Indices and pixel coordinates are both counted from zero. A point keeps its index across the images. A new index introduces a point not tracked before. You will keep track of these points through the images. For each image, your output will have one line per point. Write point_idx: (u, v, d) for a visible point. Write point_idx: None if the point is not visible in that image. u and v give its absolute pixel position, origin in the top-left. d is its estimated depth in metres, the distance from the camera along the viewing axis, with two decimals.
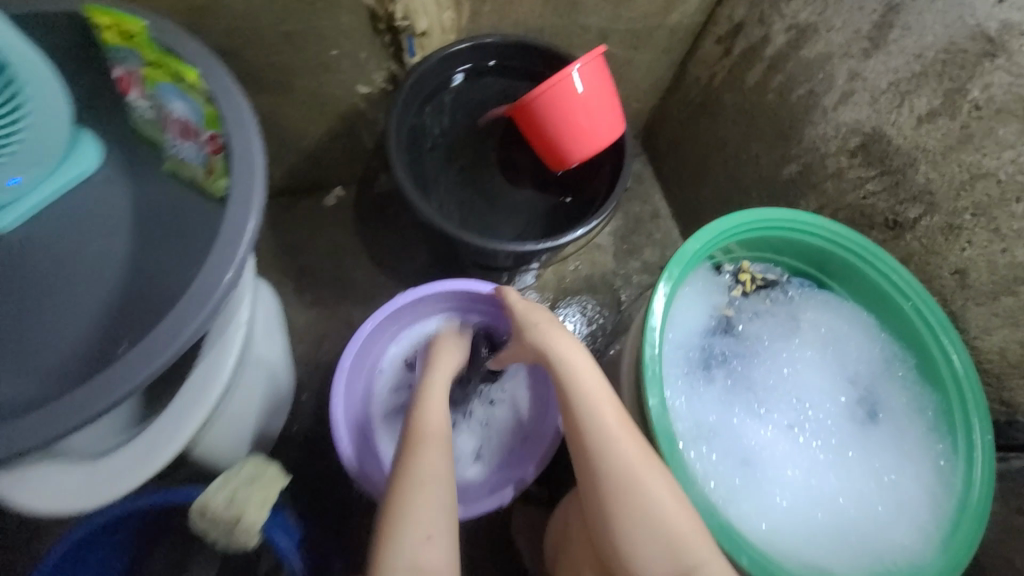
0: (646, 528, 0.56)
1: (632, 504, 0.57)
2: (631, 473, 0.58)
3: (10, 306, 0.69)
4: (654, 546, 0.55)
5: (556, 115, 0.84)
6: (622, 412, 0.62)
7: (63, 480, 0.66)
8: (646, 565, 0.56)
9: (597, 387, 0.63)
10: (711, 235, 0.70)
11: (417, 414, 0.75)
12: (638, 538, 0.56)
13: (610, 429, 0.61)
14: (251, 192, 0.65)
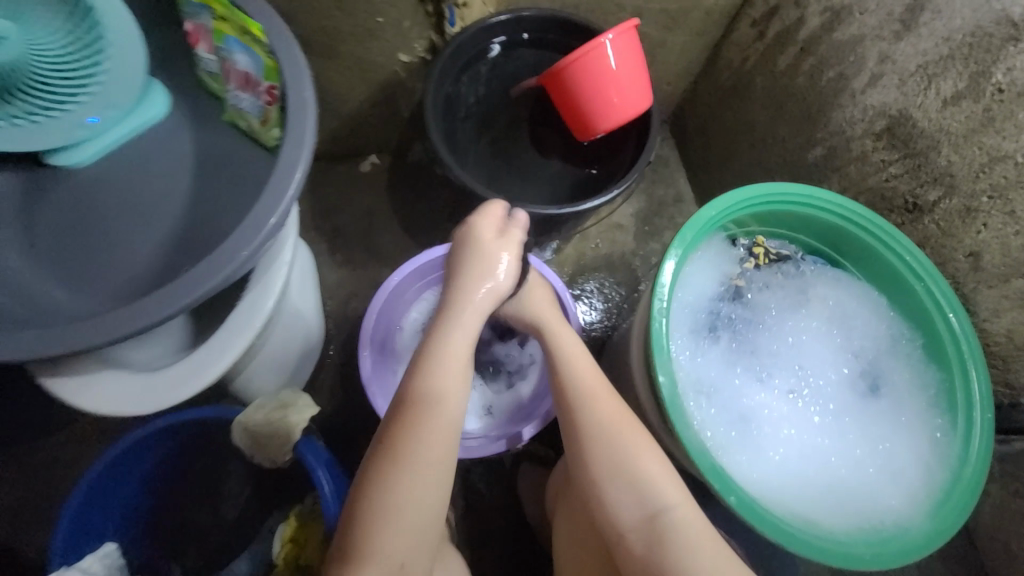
0: (623, 477, 0.64)
1: (617, 460, 0.64)
2: (607, 429, 0.66)
3: (85, 232, 0.78)
4: (625, 493, 0.63)
5: (588, 86, 0.88)
6: (610, 391, 0.70)
7: (119, 391, 0.74)
8: (626, 517, 0.63)
9: (587, 372, 0.70)
10: (727, 204, 0.73)
11: (421, 394, 0.63)
12: (613, 485, 0.64)
13: (590, 390, 0.69)
14: (302, 141, 0.71)
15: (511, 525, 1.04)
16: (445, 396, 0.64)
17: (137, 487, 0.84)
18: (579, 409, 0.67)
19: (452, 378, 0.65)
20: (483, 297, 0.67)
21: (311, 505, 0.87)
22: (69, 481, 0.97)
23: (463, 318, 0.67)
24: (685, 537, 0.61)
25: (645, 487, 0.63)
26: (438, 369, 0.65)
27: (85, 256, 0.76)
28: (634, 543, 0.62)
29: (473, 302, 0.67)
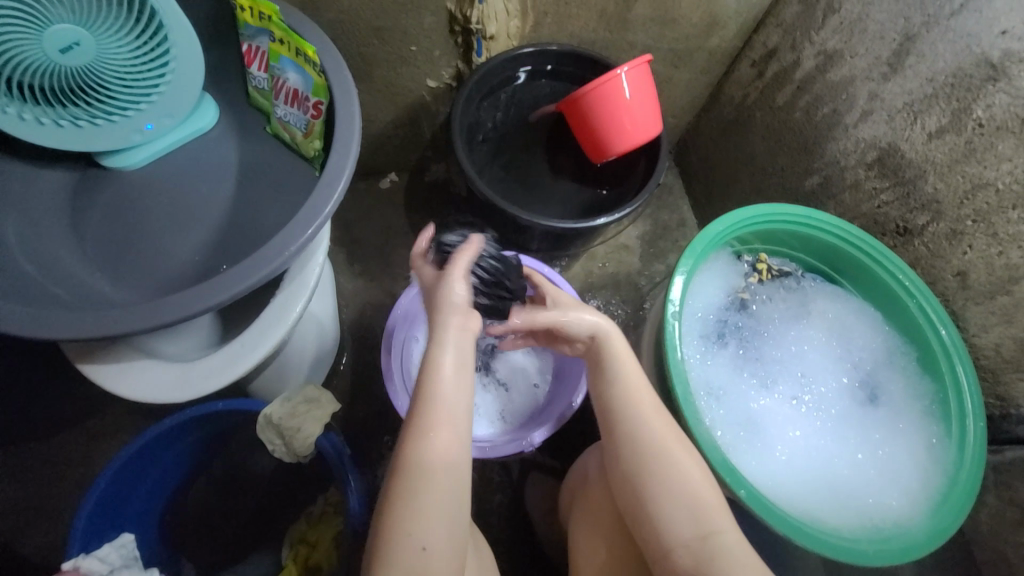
0: (675, 498, 0.62)
1: (659, 468, 0.63)
2: (660, 447, 0.64)
3: (131, 225, 0.82)
4: (679, 512, 0.61)
5: (604, 112, 0.96)
6: (657, 403, 0.68)
7: (154, 376, 0.77)
8: (668, 523, 0.61)
9: (637, 382, 0.68)
10: (732, 221, 0.79)
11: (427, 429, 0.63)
12: (667, 505, 0.62)
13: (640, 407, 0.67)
14: (346, 156, 0.77)
15: (519, 536, 1.05)
16: (441, 437, 0.63)
17: (158, 478, 0.85)
18: (640, 433, 0.65)
19: (445, 416, 0.64)
20: (453, 322, 0.65)
21: (321, 509, 0.89)
22: (84, 478, 0.98)
23: (444, 352, 0.65)
24: (737, 562, 0.58)
25: (694, 506, 0.62)
26: (429, 407, 0.64)
27: (129, 249, 0.81)
28: (683, 563, 0.60)
29: (449, 333, 0.65)
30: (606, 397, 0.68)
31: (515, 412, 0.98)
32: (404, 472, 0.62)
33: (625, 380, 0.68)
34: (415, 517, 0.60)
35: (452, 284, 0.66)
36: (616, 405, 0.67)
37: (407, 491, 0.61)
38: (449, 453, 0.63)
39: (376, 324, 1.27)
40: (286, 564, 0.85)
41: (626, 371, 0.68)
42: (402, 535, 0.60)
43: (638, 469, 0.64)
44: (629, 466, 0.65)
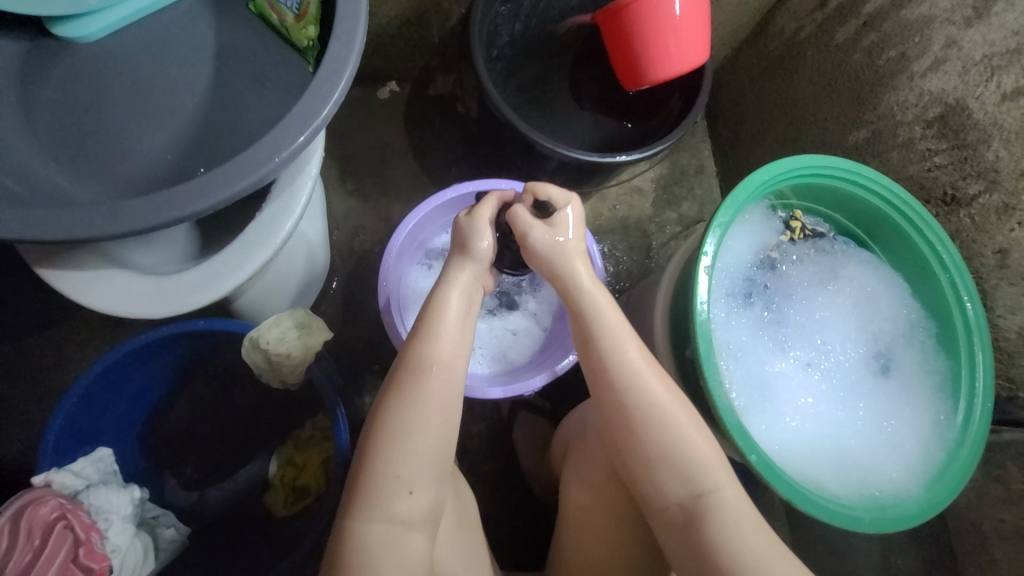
0: (672, 460, 0.60)
1: (655, 426, 0.60)
2: (659, 404, 0.61)
3: (86, 108, 0.70)
4: (672, 470, 0.60)
5: (644, 30, 0.84)
6: (645, 349, 0.64)
7: (127, 287, 0.69)
8: (663, 480, 0.60)
9: (620, 329, 0.64)
10: (778, 171, 0.71)
11: (408, 365, 0.62)
12: (660, 463, 0.60)
13: (627, 360, 0.62)
14: (349, 49, 0.65)
15: (504, 472, 1.06)
16: (440, 377, 0.62)
17: (135, 395, 0.81)
18: (617, 385, 0.62)
19: (444, 355, 0.63)
20: (462, 263, 0.68)
21: (309, 433, 0.85)
22: (57, 384, 0.93)
23: (449, 288, 0.66)
24: (732, 516, 0.57)
25: (687, 467, 0.60)
26: (431, 345, 0.63)
27: (87, 138, 0.69)
28: (675, 518, 0.59)
29: (460, 270, 0.67)
30: (590, 348, 0.64)
31: (514, 357, 0.94)
32: (392, 412, 0.60)
33: (607, 326, 0.64)
34: (398, 457, 0.58)
35: (475, 232, 0.69)
36: (606, 357, 0.63)
37: (393, 434, 0.59)
38: (443, 392, 0.61)
39: (367, 249, 1.19)
40: (274, 483, 0.84)
41: (599, 315, 0.64)
42: (385, 475, 0.57)
43: (631, 424, 0.61)
44: (621, 417, 0.62)
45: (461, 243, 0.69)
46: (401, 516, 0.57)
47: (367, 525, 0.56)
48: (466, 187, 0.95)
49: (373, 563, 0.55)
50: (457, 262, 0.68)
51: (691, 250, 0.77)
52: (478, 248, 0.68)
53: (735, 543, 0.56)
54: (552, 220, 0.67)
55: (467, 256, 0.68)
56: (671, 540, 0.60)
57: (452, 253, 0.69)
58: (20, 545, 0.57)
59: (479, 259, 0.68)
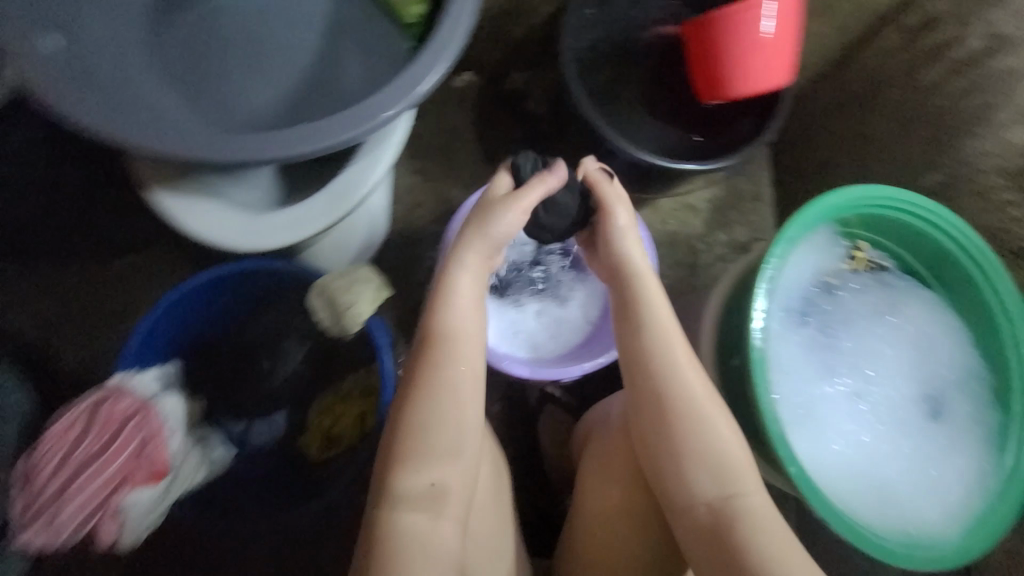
0: (705, 458, 0.61)
1: (691, 426, 0.62)
2: (696, 405, 0.62)
3: (209, 49, 0.76)
4: (703, 470, 0.61)
5: (731, 47, 0.86)
6: (691, 354, 0.65)
7: (220, 218, 0.77)
8: (694, 478, 0.61)
9: (665, 338, 0.65)
10: (852, 196, 0.71)
11: (428, 355, 0.63)
12: (693, 461, 0.61)
13: (669, 361, 0.64)
14: (456, 30, 0.71)
15: (524, 459, 1.08)
16: (456, 370, 0.62)
17: (199, 324, 0.88)
18: (658, 389, 0.64)
19: (458, 346, 0.63)
20: (480, 249, 0.68)
21: (349, 386, 0.89)
22: (127, 306, 1.00)
23: (463, 276, 0.66)
24: (760, 522, 0.58)
25: (721, 465, 0.61)
26: (449, 337, 0.63)
27: (206, 77, 0.75)
28: (703, 518, 0.60)
29: (471, 256, 0.67)
30: (634, 349, 0.66)
31: (554, 344, 0.97)
32: (415, 405, 0.60)
33: (653, 323, 0.66)
34: (423, 448, 0.59)
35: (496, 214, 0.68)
36: (648, 363, 0.65)
37: (416, 426, 0.59)
38: (466, 382, 0.62)
39: (422, 227, 1.23)
40: (310, 427, 0.89)
41: (638, 320, 0.66)
42: (409, 466, 0.58)
43: (661, 421, 0.63)
44: (654, 415, 0.64)
45: (480, 226, 0.68)
46: (429, 507, 0.58)
47: (397, 516, 0.57)
48: None
49: (403, 551, 0.56)
50: (474, 249, 0.68)
51: (751, 263, 0.79)
52: (496, 233, 0.68)
53: (762, 548, 0.56)
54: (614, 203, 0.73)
55: (484, 237, 0.68)
56: (695, 540, 0.60)
57: (466, 233, 0.68)
58: (95, 430, 0.62)
59: (495, 243, 0.68)
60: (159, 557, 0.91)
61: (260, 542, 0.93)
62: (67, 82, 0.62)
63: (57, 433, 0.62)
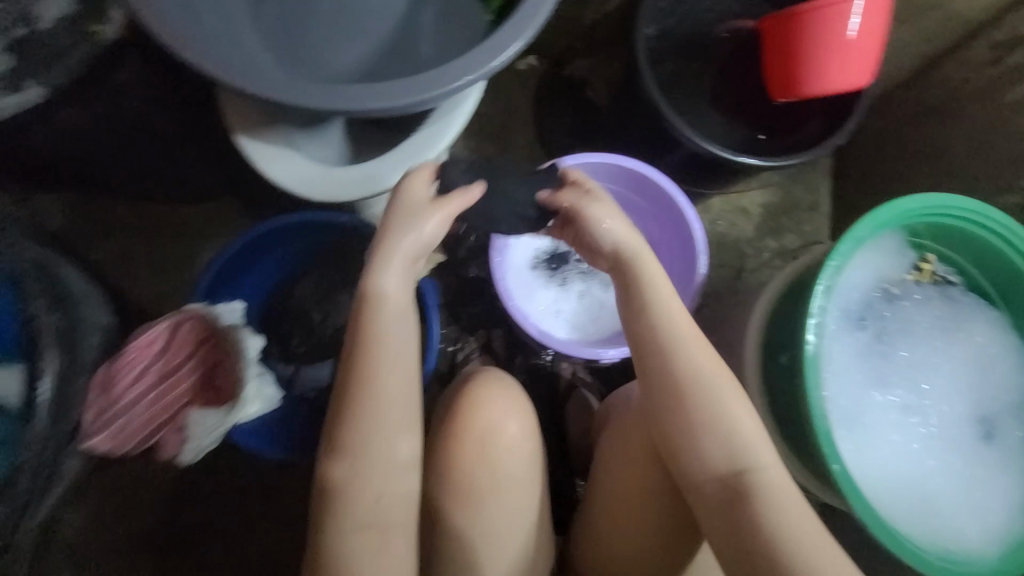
0: (719, 433, 0.61)
1: (705, 402, 0.62)
2: (706, 380, 0.63)
3: (302, 8, 0.80)
4: (717, 444, 0.61)
5: (814, 43, 0.83)
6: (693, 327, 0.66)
7: (300, 168, 0.81)
8: (706, 455, 0.62)
9: (668, 323, 0.65)
10: (928, 202, 0.69)
11: (350, 379, 0.60)
12: (707, 436, 0.62)
13: (679, 338, 0.65)
14: (541, 2, 0.70)
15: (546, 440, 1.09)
16: (381, 391, 0.59)
17: (262, 273, 0.94)
18: (663, 368, 0.64)
19: (384, 366, 0.60)
20: (404, 256, 0.64)
21: None
22: (194, 249, 1.07)
23: (386, 286, 0.62)
24: (775, 495, 0.58)
25: (736, 440, 0.61)
26: (371, 358, 0.60)
27: (298, 34, 0.80)
28: (714, 492, 0.61)
29: (393, 267, 0.62)
30: (642, 332, 0.66)
31: (595, 327, 0.99)
32: (346, 430, 0.59)
33: (658, 311, 0.66)
34: (359, 472, 0.59)
35: (413, 223, 0.65)
36: (654, 345, 0.65)
37: (350, 453, 0.59)
38: (395, 399, 0.60)
39: None
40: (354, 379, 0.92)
41: (635, 303, 0.67)
42: (347, 490, 0.58)
43: (670, 401, 0.63)
44: (662, 395, 0.64)
45: (396, 234, 0.64)
46: (372, 527, 0.58)
47: (343, 537, 0.58)
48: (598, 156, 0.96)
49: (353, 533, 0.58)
50: (396, 260, 0.63)
51: (812, 262, 0.78)
52: (415, 242, 0.64)
53: (776, 522, 0.57)
54: (575, 202, 0.71)
55: (406, 242, 0.64)
56: (711, 514, 0.61)
57: (383, 241, 0.64)
58: (174, 348, 0.68)
59: (418, 250, 0.65)
60: (201, 484, 0.98)
61: (293, 482, 0.98)
62: (175, 19, 0.65)
63: (136, 348, 0.67)
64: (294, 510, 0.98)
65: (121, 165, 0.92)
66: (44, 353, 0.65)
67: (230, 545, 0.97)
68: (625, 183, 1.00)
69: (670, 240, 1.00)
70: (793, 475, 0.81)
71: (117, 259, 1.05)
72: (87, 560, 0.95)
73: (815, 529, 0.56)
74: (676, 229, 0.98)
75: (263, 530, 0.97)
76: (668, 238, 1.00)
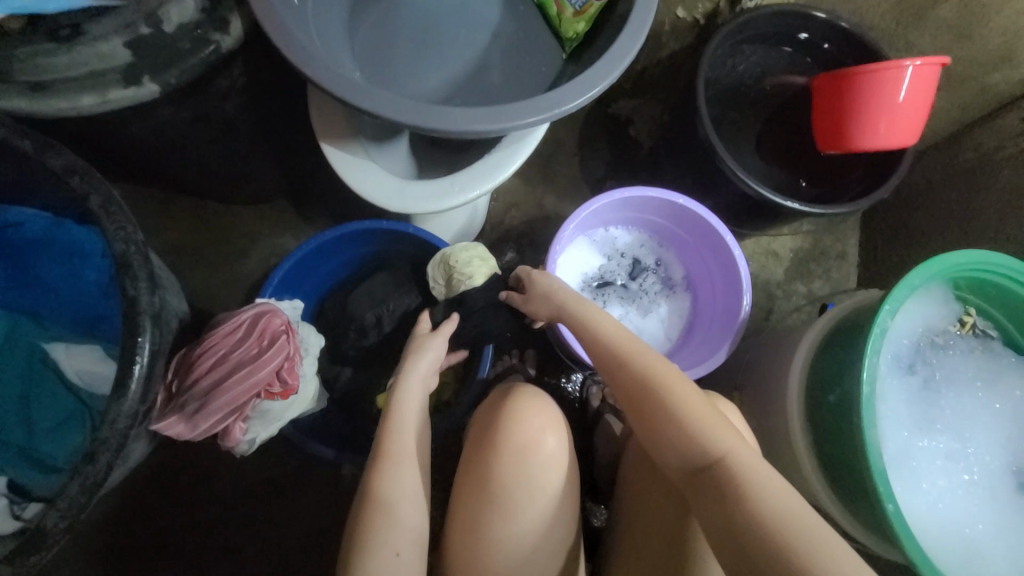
0: (677, 432, 0.65)
1: (657, 405, 0.67)
2: (651, 383, 0.68)
3: (391, 38, 0.87)
4: (679, 443, 0.64)
5: (865, 104, 0.90)
6: (624, 334, 0.74)
7: (375, 180, 0.86)
8: (676, 453, 0.65)
9: (602, 344, 0.74)
10: (974, 260, 0.72)
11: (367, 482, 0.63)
12: (668, 435, 0.66)
13: (620, 353, 0.72)
14: (625, 52, 0.75)
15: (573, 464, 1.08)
16: (395, 474, 0.63)
17: (323, 275, 0.97)
18: (615, 387, 0.72)
19: (396, 455, 0.64)
20: (415, 377, 0.72)
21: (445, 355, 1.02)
22: (245, 248, 1.11)
23: (403, 399, 0.69)
24: (749, 478, 0.58)
25: (698, 432, 0.64)
26: (385, 457, 0.64)
27: (385, 60, 0.85)
28: (694, 487, 0.62)
29: (409, 383, 0.71)
30: (596, 359, 0.74)
31: None
32: (364, 521, 0.59)
33: (597, 329, 0.75)
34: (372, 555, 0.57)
35: (420, 349, 0.75)
36: (605, 368, 0.73)
37: (365, 535, 0.58)
38: (405, 480, 0.63)
39: (513, 226, 1.28)
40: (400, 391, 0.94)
41: (582, 333, 0.76)
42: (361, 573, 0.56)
43: (630, 411, 0.70)
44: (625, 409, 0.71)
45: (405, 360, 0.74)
46: None
47: None
48: (656, 192, 1.00)
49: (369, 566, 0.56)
50: (410, 383, 0.71)
51: (859, 306, 0.81)
52: (423, 362, 0.74)
53: (755, 494, 0.57)
54: (525, 297, 0.83)
55: (416, 372, 0.72)
56: (699, 505, 0.61)
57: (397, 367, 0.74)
58: (252, 339, 0.70)
59: (427, 371, 0.74)
60: (232, 481, 0.98)
61: (322, 486, 0.99)
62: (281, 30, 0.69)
63: (218, 335, 0.70)
64: (320, 515, 0.98)
65: (193, 164, 0.96)
66: (144, 326, 0.61)
67: (253, 545, 0.97)
68: (673, 219, 1.05)
69: (711, 274, 1.05)
70: (828, 511, 0.82)
71: (171, 251, 1.09)
72: (112, 548, 0.95)
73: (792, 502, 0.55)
74: (722, 265, 1.01)
75: (283, 534, 0.97)
76: (708, 272, 1.06)
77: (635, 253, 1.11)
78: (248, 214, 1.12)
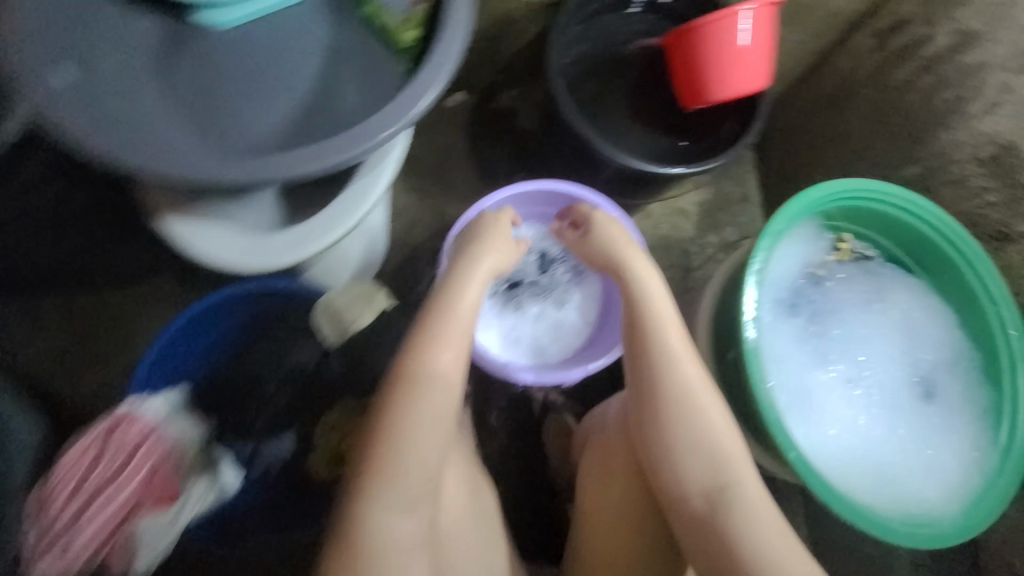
0: (701, 451, 0.64)
1: (691, 416, 0.65)
2: (697, 399, 0.65)
3: (205, 78, 0.72)
4: (700, 458, 0.63)
5: (711, 51, 0.90)
6: (684, 336, 0.69)
7: (225, 243, 0.81)
8: (687, 469, 0.64)
9: (670, 328, 0.69)
10: (835, 191, 0.74)
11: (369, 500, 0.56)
12: (687, 453, 0.64)
13: (675, 352, 0.68)
14: (452, 54, 0.72)
15: (525, 471, 1.05)
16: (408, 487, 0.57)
17: (210, 350, 0.91)
18: (658, 376, 0.67)
19: (412, 464, 0.58)
20: (456, 337, 0.66)
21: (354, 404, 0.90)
22: (129, 336, 1.02)
23: (434, 379, 0.62)
24: (753, 514, 0.60)
25: (719, 453, 0.64)
26: (410, 457, 0.58)
27: (204, 107, 0.71)
28: (698, 510, 0.62)
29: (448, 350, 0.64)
30: (637, 347, 0.70)
31: (555, 348, 1.03)
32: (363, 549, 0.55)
33: (658, 315, 0.70)
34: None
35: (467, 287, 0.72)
36: (652, 358, 0.68)
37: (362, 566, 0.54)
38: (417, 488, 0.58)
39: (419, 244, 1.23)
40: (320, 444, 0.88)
41: (654, 308, 0.71)
42: None
43: (660, 407, 0.66)
44: (648, 404, 0.67)
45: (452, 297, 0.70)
46: None
47: None
48: (535, 185, 1.00)
49: None
50: (450, 338, 0.66)
51: (742, 258, 0.83)
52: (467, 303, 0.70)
53: (751, 547, 0.57)
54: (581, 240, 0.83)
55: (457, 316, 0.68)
56: (695, 534, 0.62)
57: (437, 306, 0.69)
58: (110, 455, 0.71)
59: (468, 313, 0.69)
60: None
61: None
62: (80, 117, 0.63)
63: (72, 457, 0.70)
64: None
65: None
66: None
67: None
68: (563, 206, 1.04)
69: None
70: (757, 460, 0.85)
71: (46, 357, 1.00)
72: None
73: (794, 552, 0.57)
74: None
75: None
76: None
77: (540, 248, 1.08)
78: (119, 302, 1.02)
